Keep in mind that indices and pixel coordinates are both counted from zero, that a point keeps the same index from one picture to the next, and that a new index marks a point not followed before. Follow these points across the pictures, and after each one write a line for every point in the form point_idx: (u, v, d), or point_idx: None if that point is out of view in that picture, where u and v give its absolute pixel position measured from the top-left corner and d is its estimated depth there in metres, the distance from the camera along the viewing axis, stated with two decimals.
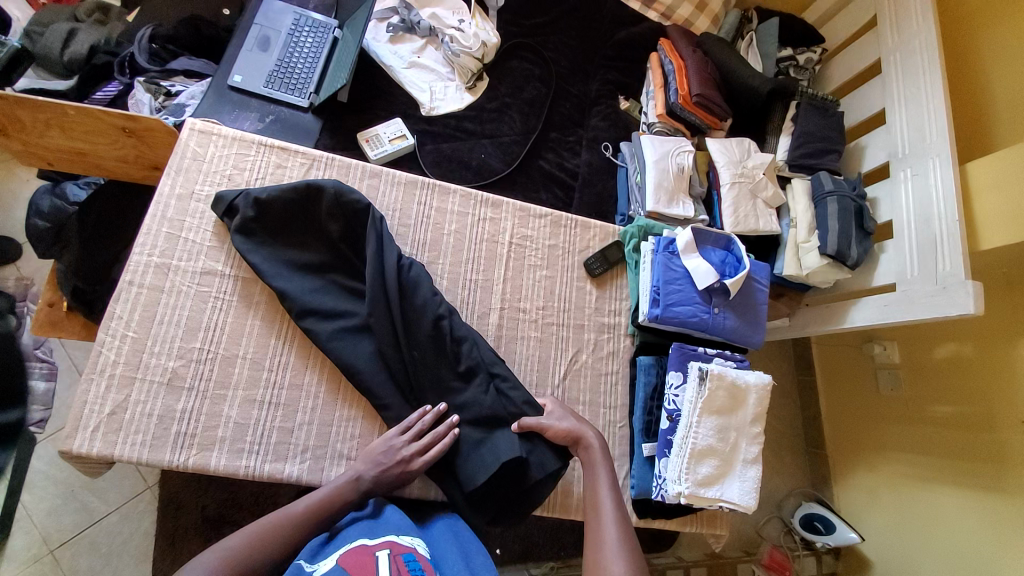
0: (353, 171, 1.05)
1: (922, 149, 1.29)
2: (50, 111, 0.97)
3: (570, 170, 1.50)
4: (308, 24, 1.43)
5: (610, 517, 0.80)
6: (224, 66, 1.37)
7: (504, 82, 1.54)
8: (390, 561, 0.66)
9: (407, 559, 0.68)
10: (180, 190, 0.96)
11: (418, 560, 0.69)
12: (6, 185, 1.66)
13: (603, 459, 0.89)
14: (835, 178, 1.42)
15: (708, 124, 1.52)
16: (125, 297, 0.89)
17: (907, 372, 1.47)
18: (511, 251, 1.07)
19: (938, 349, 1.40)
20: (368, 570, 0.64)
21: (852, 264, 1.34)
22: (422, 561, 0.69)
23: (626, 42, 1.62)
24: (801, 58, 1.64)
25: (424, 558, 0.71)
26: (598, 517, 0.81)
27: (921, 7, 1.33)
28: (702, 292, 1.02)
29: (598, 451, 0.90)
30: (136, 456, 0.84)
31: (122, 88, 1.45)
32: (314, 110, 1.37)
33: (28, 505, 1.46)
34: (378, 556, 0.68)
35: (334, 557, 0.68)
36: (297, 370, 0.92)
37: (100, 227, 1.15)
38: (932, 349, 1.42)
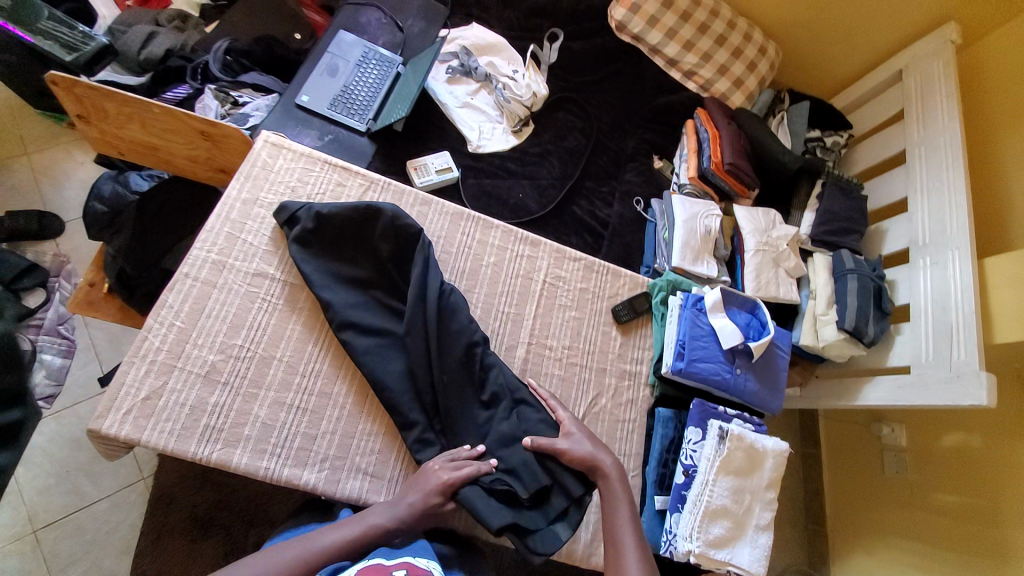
0: (406, 197, 1.11)
1: (941, 241, 1.34)
2: (135, 107, 1.04)
3: (602, 219, 1.57)
4: (375, 57, 1.55)
5: (633, 550, 0.82)
6: (294, 86, 1.47)
7: (548, 130, 1.64)
8: None
9: None
10: (246, 195, 1.02)
11: None
12: (61, 165, 1.75)
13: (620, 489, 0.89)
14: (856, 257, 1.47)
15: (736, 192, 1.60)
16: (179, 289, 0.93)
17: (913, 457, 1.46)
18: (544, 289, 1.11)
19: (946, 438, 1.40)
20: None
21: (868, 342, 1.37)
22: None
23: (665, 107, 1.73)
24: (828, 141, 1.73)
25: None
26: (619, 555, 0.82)
27: (946, 110, 1.42)
28: (725, 352, 1.05)
29: (616, 482, 0.90)
30: (162, 443, 0.86)
31: (191, 92, 1.55)
32: (370, 135, 1.46)
33: (22, 480, 1.45)
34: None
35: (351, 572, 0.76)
36: (329, 379, 0.95)
37: (156, 218, 1.21)
38: (939, 436, 1.42)
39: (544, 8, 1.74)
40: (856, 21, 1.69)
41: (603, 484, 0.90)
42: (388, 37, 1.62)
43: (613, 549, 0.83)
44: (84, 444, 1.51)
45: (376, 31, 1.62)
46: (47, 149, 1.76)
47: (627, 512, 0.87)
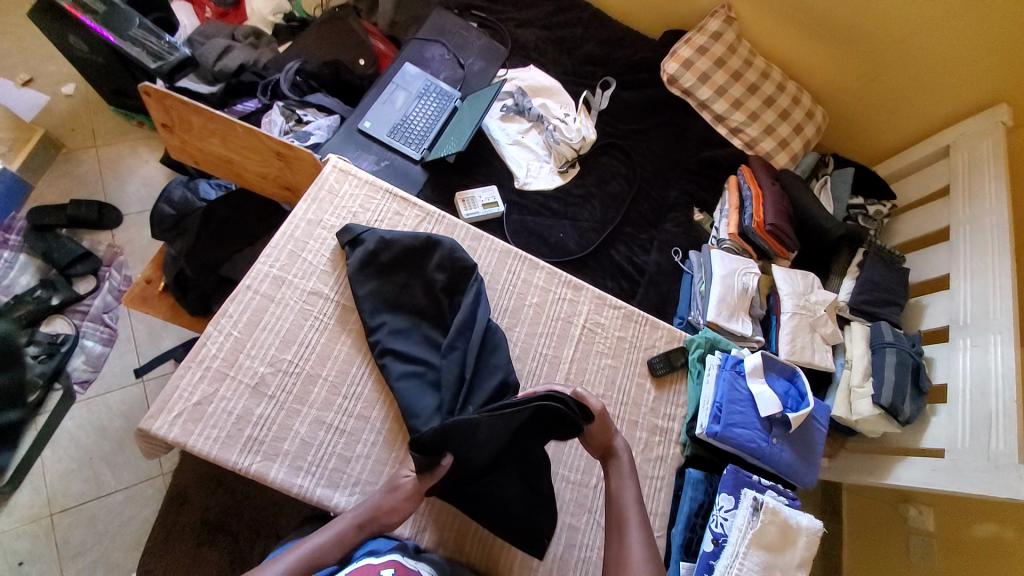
0: (459, 230, 1.15)
1: (985, 323, 1.32)
2: (220, 123, 1.12)
3: (639, 265, 1.58)
4: (435, 90, 1.62)
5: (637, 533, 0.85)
6: (358, 112, 1.56)
7: (592, 173, 1.68)
8: None
9: None
10: (311, 215, 1.07)
11: None
12: (127, 161, 1.85)
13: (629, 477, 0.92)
14: (896, 331, 1.45)
15: (776, 252, 1.60)
16: (240, 299, 0.97)
17: (942, 544, 1.40)
18: (583, 334, 1.12)
19: (978, 527, 1.34)
20: None
21: (904, 420, 1.33)
22: None
23: (709, 161, 1.75)
24: (872, 209, 1.73)
25: None
26: (624, 534, 0.86)
27: (995, 191, 1.42)
28: (762, 419, 1.03)
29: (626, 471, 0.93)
30: (206, 449, 0.88)
31: (260, 106, 1.64)
32: (423, 164, 1.53)
33: (47, 461, 1.49)
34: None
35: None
36: (369, 403, 0.97)
37: (220, 227, 1.27)
38: (969, 525, 1.36)
39: (598, 58, 1.81)
40: (905, 95, 1.72)
41: (614, 462, 0.94)
42: (449, 72, 1.71)
43: (615, 520, 0.88)
44: (109, 433, 1.54)
45: (438, 67, 1.71)
46: (116, 147, 1.86)
47: (634, 491, 0.91)
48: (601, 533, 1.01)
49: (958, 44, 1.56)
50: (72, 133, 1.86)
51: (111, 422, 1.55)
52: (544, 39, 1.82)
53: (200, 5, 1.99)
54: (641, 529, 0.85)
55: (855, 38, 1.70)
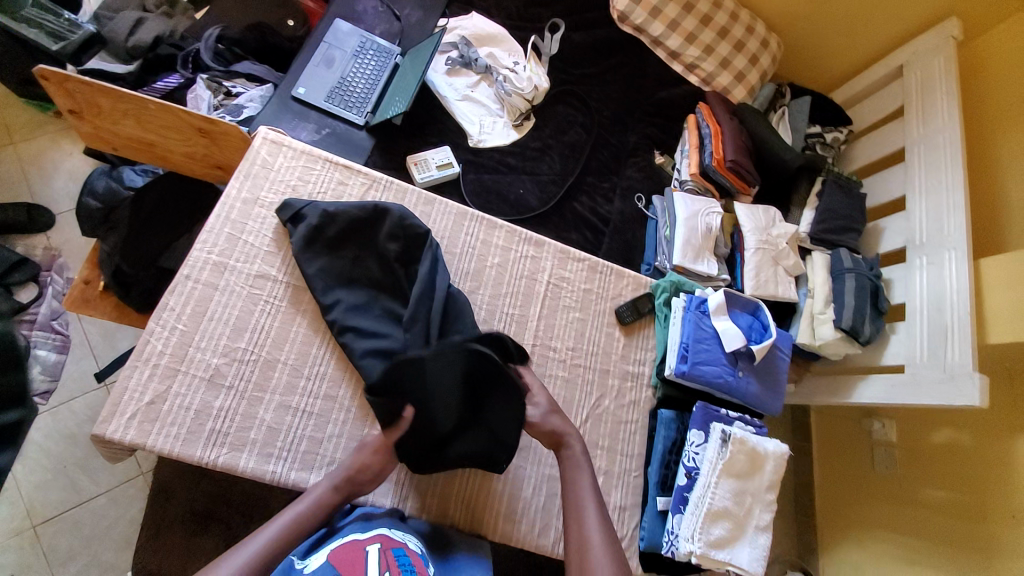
0: (409, 196, 1.10)
1: (939, 240, 1.36)
2: (131, 103, 1.00)
3: (603, 215, 1.56)
4: (373, 47, 1.51)
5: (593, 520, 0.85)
6: (290, 78, 1.44)
7: (549, 124, 1.61)
8: (380, 557, 0.74)
9: (397, 554, 0.77)
10: (246, 194, 1.00)
11: (406, 555, 0.78)
12: (46, 154, 1.69)
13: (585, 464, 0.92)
14: (854, 256, 1.48)
15: (737, 189, 1.60)
16: (181, 290, 0.92)
17: (902, 453, 1.50)
18: (548, 290, 1.11)
19: (934, 435, 1.44)
20: (359, 565, 0.72)
21: (865, 341, 1.39)
22: (410, 556, 0.78)
23: (666, 101, 1.71)
24: (829, 137, 1.72)
25: (413, 552, 0.80)
26: (580, 521, 0.85)
27: (947, 108, 1.42)
28: (728, 355, 1.05)
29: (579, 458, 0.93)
30: (168, 447, 0.85)
31: (182, 81, 1.50)
32: (368, 129, 1.44)
33: (19, 476, 1.43)
34: (368, 550, 0.76)
35: (325, 554, 0.76)
36: (334, 383, 0.95)
37: (154, 216, 1.18)
38: (928, 433, 1.45)
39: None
40: (858, 15, 1.68)
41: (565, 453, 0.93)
42: (385, 26, 1.58)
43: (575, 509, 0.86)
44: (79, 440, 1.49)
45: (372, 20, 1.58)
46: (31, 138, 1.69)
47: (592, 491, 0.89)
48: None
49: None
50: None
51: (80, 429, 1.50)
52: None
53: None
54: (596, 515, 0.85)
55: None
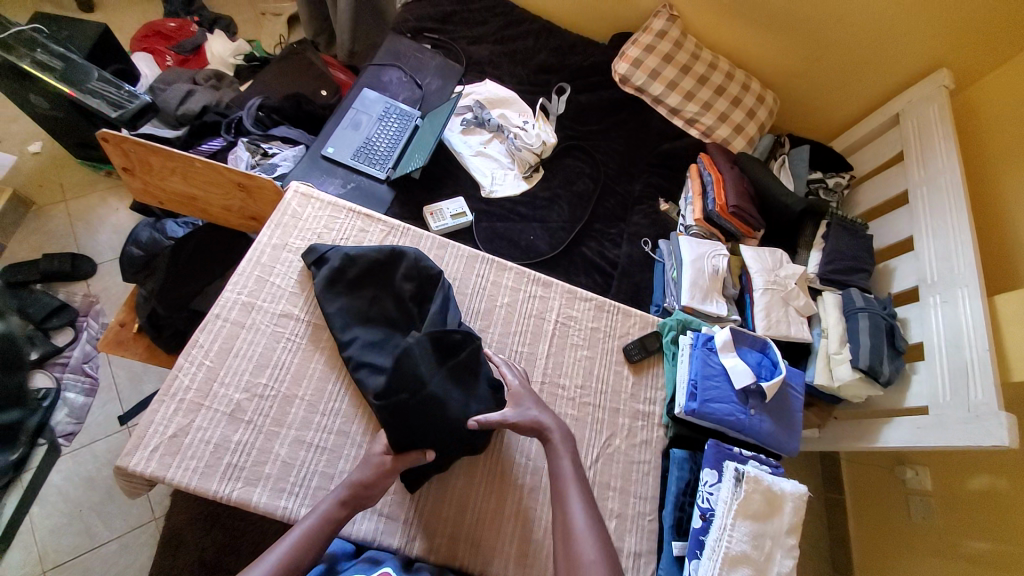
0: (425, 241, 1.17)
1: (950, 278, 1.36)
2: (179, 161, 1.13)
3: (611, 259, 1.61)
4: (395, 111, 1.66)
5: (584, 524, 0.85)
6: (320, 139, 1.59)
7: (557, 175, 1.72)
8: None
9: None
10: (276, 240, 1.09)
11: None
12: (98, 211, 1.86)
13: (567, 453, 0.93)
14: (865, 295, 1.48)
15: (743, 232, 1.64)
16: (210, 328, 0.98)
17: (939, 502, 1.42)
18: (556, 328, 1.14)
19: (971, 481, 1.36)
20: None
21: (884, 382, 1.36)
22: None
23: (668, 153, 1.81)
24: (831, 182, 1.78)
25: None
26: (569, 524, 0.85)
27: (944, 151, 1.47)
28: (738, 392, 1.04)
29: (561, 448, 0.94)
30: (186, 480, 0.88)
31: (225, 144, 1.69)
32: (389, 183, 1.56)
33: (35, 518, 1.46)
34: None
35: None
36: (347, 418, 0.98)
37: (189, 263, 1.28)
38: (964, 479, 1.38)
39: (552, 66, 1.88)
40: (849, 71, 1.78)
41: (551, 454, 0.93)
42: (408, 93, 1.75)
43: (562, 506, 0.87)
44: (96, 483, 1.52)
45: (396, 89, 1.75)
46: (86, 197, 1.88)
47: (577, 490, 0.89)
48: None
49: (892, 16, 1.62)
50: (40, 189, 1.87)
51: (99, 472, 1.53)
52: (498, 53, 1.88)
53: (161, 55, 2.07)
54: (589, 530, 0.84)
55: (794, 23, 1.77)
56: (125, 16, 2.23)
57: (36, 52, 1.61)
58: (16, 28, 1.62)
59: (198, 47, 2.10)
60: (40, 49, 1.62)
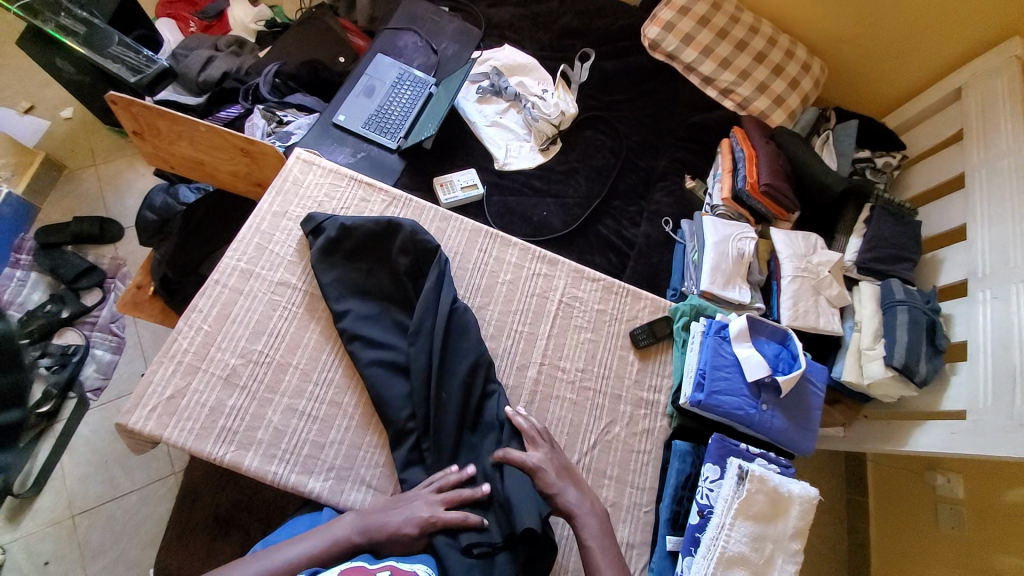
0: (426, 212, 1.13)
1: (1007, 272, 1.22)
2: (183, 125, 1.12)
3: (628, 239, 1.53)
4: (409, 78, 1.61)
5: None
6: (332, 106, 1.56)
7: (575, 148, 1.63)
8: None
9: None
10: (276, 207, 1.07)
11: None
12: (125, 177, 1.92)
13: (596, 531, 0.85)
14: (907, 287, 1.35)
15: (774, 214, 1.52)
16: (209, 293, 0.98)
17: (972, 513, 1.32)
18: (560, 308, 1.09)
19: (1009, 493, 1.26)
20: None
21: (920, 381, 1.25)
22: None
23: (698, 126, 1.68)
24: (880, 162, 1.63)
25: None
26: None
27: (1013, 129, 1.31)
28: (751, 385, 0.96)
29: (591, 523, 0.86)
30: (181, 441, 0.89)
31: (242, 111, 1.69)
32: (400, 153, 1.52)
33: (65, 467, 1.56)
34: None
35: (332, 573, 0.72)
36: (340, 389, 0.97)
37: (198, 229, 1.28)
38: (1000, 491, 1.28)
39: (577, 30, 1.76)
40: (909, 36, 1.60)
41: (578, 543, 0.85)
42: (423, 59, 1.68)
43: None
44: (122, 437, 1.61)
45: (411, 54, 1.68)
46: (114, 163, 1.94)
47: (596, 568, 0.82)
48: None
49: None
50: (71, 153, 1.94)
51: None
52: (519, 16, 1.77)
53: (184, 20, 2.09)
54: None
55: None
56: None
57: (61, 16, 1.63)
58: None
59: (220, 13, 2.11)
60: (64, 14, 1.64)
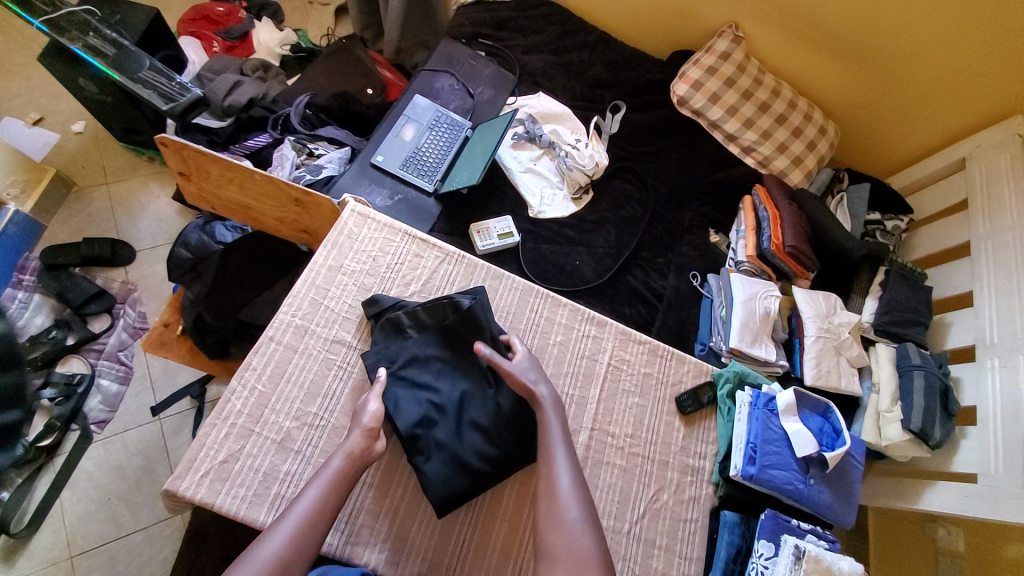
0: (479, 271, 1.14)
1: (1013, 342, 1.30)
2: (238, 172, 1.12)
3: (656, 290, 1.56)
4: (446, 120, 1.62)
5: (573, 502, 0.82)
6: (370, 146, 1.57)
7: (606, 198, 1.66)
8: None
9: None
10: (331, 261, 1.07)
11: None
12: (137, 197, 1.85)
13: (556, 421, 0.91)
14: (922, 352, 1.42)
15: (796, 273, 1.58)
16: (264, 351, 0.97)
17: (971, 566, 1.39)
18: (608, 371, 1.10)
19: (1007, 548, 1.32)
20: None
21: (935, 445, 1.31)
22: None
23: (722, 182, 1.73)
24: (890, 225, 1.72)
25: None
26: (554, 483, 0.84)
27: (1015, 205, 1.41)
28: (799, 460, 1.00)
29: (551, 415, 0.92)
30: (234, 509, 0.87)
31: (271, 141, 1.67)
32: (436, 196, 1.53)
33: (65, 504, 1.48)
34: None
35: None
36: (395, 455, 0.98)
37: (237, 273, 1.26)
38: (1000, 547, 1.34)
39: (607, 81, 1.81)
40: (916, 108, 1.70)
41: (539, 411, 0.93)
42: (459, 102, 1.71)
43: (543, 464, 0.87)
44: (126, 473, 1.53)
45: (448, 96, 1.71)
46: (127, 182, 1.87)
47: (560, 435, 0.90)
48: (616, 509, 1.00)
49: (969, 54, 1.53)
50: (82, 170, 1.86)
51: (129, 462, 1.54)
52: (552, 64, 1.81)
53: (208, 39, 2.04)
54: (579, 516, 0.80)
55: (862, 55, 1.68)
56: None
57: (89, 36, 1.57)
58: (68, 10, 1.58)
59: (245, 33, 2.07)
60: (93, 33, 1.58)
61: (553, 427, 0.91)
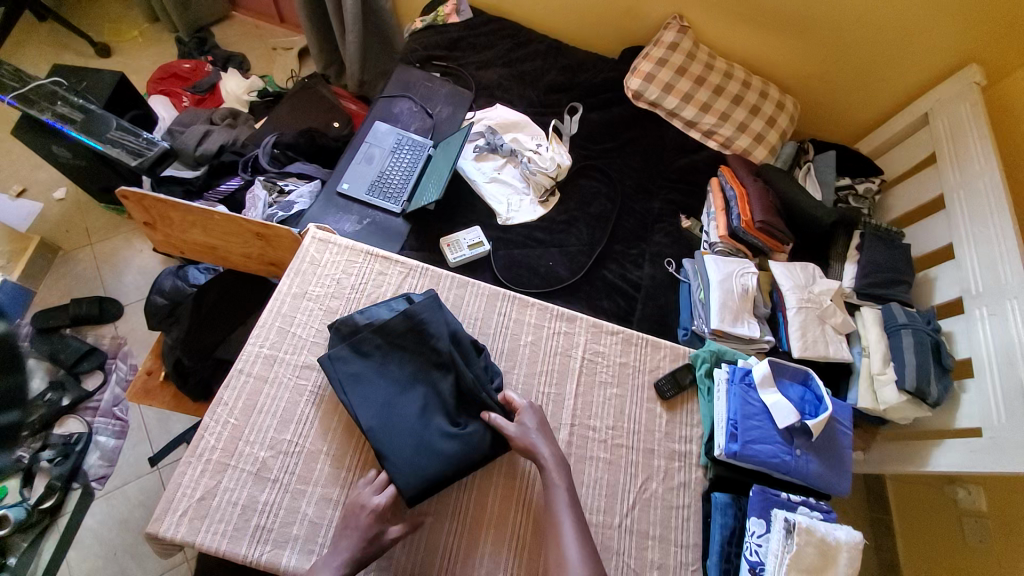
0: (443, 280, 1.16)
1: (997, 288, 1.28)
2: (198, 214, 1.17)
3: (634, 281, 1.56)
4: (408, 142, 1.66)
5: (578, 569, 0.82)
6: (336, 176, 1.60)
7: (574, 197, 1.68)
8: None
9: None
10: (295, 289, 1.10)
11: None
12: (121, 253, 1.89)
13: (561, 482, 0.91)
14: (907, 310, 1.41)
15: (770, 248, 1.58)
16: (234, 384, 0.99)
17: (996, 524, 1.34)
18: (583, 365, 1.10)
19: None
20: None
21: (933, 402, 1.28)
22: None
23: (687, 167, 1.74)
24: (861, 189, 1.71)
25: None
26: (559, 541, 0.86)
27: (982, 152, 1.40)
28: (783, 431, 0.99)
29: (555, 475, 0.92)
30: (216, 545, 0.88)
31: (242, 183, 1.70)
32: (405, 216, 1.55)
33: (72, 564, 1.47)
34: None
35: None
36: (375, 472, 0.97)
37: (213, 311, 1.28)
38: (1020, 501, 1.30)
39: (563, 85, 1.85)
40: (871, 71, 1.71)
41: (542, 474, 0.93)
42: (419, 123, 1.75)
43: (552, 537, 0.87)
44: (131, 525, 1.52)
45: (407, 119, 1.75)
46: (110, 240, 1.92)
47: (564, 495, 0.91)
48: (604, 499, 0.98)
49: (915, 11, 1.54)
50: (66, 235, 1.91)
51: (132, 514, 1.54)
52: (507, 76, 1.85)
53: (177, 96, 2.11)
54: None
55: (810, 27, 1.69)
56: (142, 59, 2.29)
57: (56, 105, 1.63)
58: (35, 83, 1.66)
59: (213, 86, 2.15)
60: (60, 102, 1.65)
61: (558, 489, 0.91)
